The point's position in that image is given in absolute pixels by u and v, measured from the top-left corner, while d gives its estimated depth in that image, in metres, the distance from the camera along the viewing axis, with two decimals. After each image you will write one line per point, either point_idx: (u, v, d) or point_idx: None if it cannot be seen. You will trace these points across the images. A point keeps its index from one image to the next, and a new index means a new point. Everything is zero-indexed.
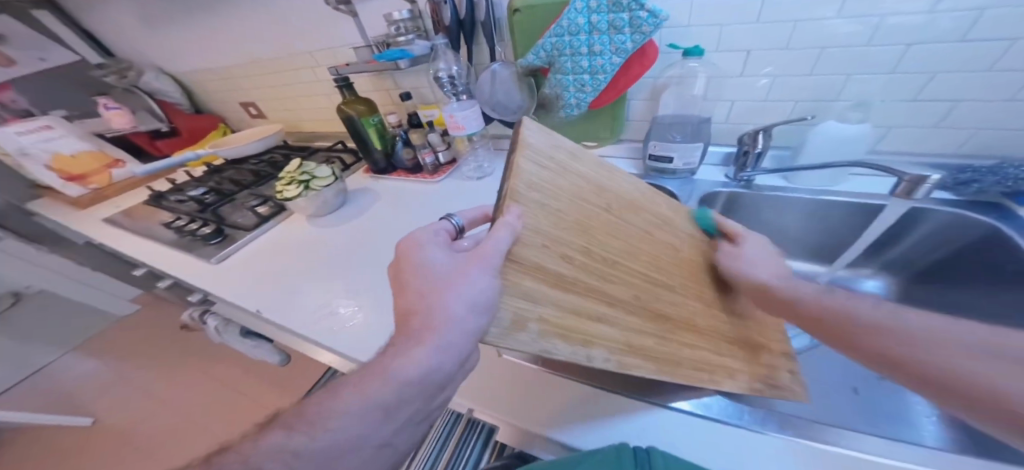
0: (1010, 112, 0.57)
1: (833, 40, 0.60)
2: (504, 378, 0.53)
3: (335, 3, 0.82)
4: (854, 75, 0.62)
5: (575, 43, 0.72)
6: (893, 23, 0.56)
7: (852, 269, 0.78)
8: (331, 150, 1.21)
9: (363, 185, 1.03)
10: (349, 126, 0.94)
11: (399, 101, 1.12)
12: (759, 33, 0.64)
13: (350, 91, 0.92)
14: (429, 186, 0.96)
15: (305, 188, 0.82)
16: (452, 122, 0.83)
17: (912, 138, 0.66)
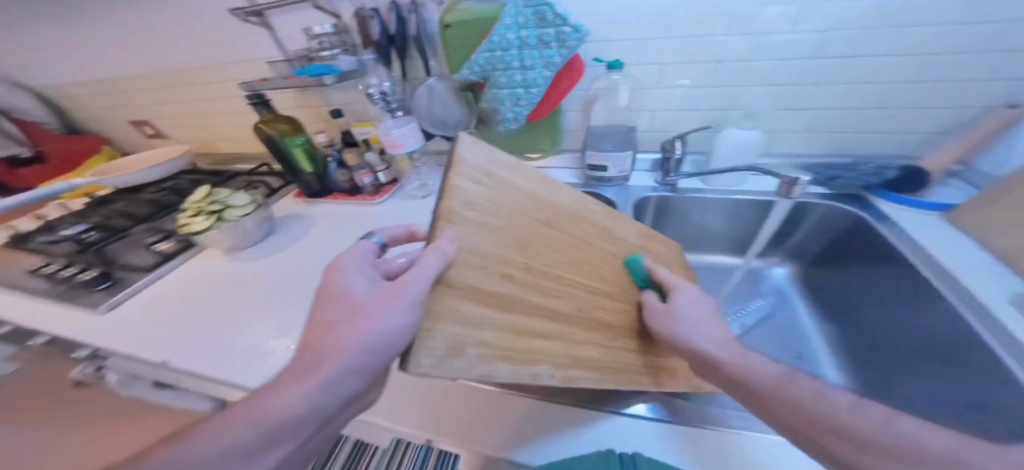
0: (861, 118, 0.55)
1: (729, 54, 0.53)
2: (452, 403, 0.37)
3: (241, 14, 0.66)
4: (748, 86, 0.55)
5: (507, 58, 0.51)
6: (774, 40, 0.51)
7: (760, 258, 0.68)
8: (253, 173, 0.95)
9: (292, 211, 0.83)
10: (271, 149, 0.75)
11: (329, 118, 0.87)
12: (672, 47, 0.54)
13: (268, 108, 0.72)
14: (368, 208, 0.78)
15: (216, 220, 0.67)
16: (389, 141, 0.62)
17: (797, 140, 0.60)
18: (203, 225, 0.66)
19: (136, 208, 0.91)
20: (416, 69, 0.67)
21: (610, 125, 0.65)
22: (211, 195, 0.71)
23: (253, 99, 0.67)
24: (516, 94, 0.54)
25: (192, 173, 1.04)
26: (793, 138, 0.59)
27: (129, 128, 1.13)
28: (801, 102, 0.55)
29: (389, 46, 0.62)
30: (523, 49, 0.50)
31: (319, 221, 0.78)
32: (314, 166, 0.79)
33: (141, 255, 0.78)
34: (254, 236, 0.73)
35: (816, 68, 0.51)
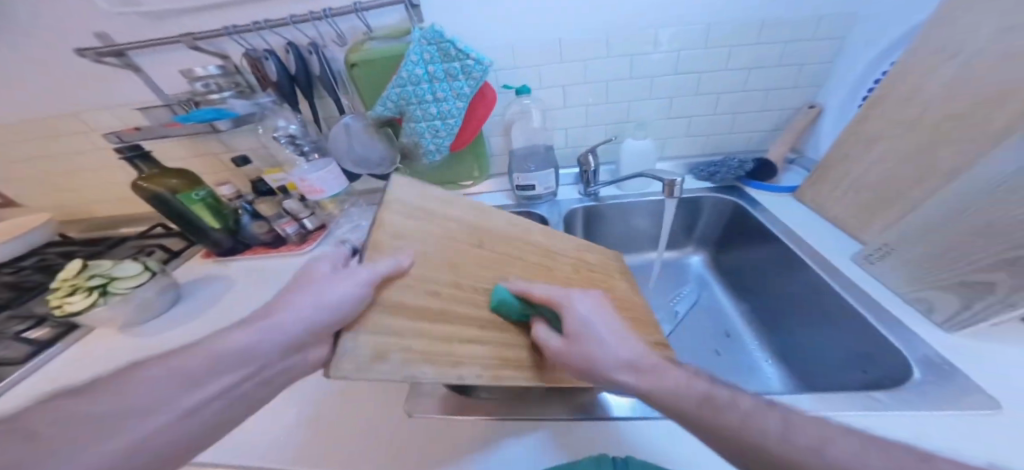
0: (719, 121, 0.68)
1: (614, 74, 0.61)
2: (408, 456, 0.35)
3: (92, 54, 0.62)
4: (634, 101, 0.64)
5: (417, 93, 0.52)
6: (645, 62, 0.60)
7: (677, 250, 0.77)
8: (146, 236, 0.83)
9: (201, 275, 0.73)
10: (163, 207, 0.66)
11: (233, 167, 0.79)
12: (566, 71, 0.61)
13: (152, 162, 0.65)
14: (294, 259, 0.73)
15: (101, 295, 0.58)
16: (306, 186, 0.60)
17: (681, 145, 0.71)
18: (78, 306, 0.56)
19: None
20: (328, 107, 0.66)
21: (529, 145, 0.68)
22: (88, 269, 0.61)
23: (130, 153, 0.61)
24: (434, 127, 0.55)
25: (61, 244, 0.87)
26: (677, 143, 0.71)
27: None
28: (679, 112, 0.66)
29: (292, 86, 0.60)
30: (433, 84, 0.52)
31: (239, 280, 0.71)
32: (223, 222, 0.73)
33: (3, 348, 0.64)
34: (154, 308, 0.64)
35: (687, 84, 0.63)
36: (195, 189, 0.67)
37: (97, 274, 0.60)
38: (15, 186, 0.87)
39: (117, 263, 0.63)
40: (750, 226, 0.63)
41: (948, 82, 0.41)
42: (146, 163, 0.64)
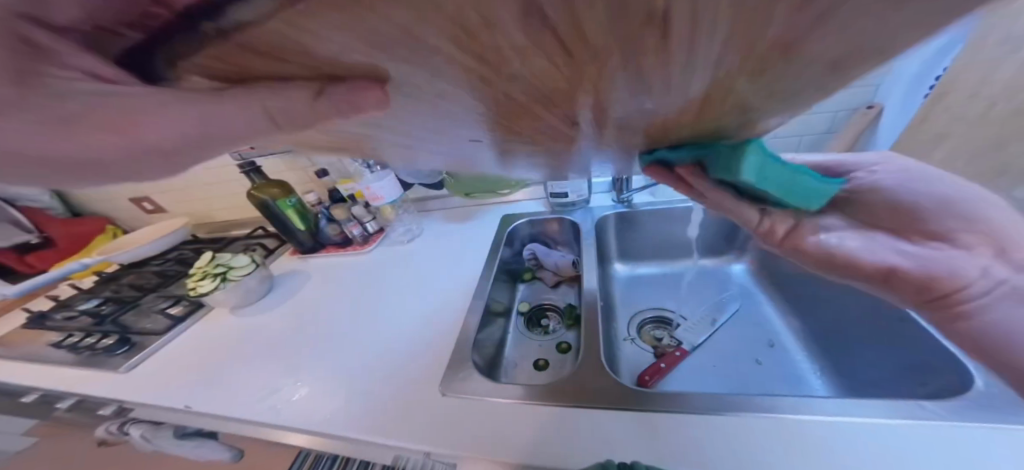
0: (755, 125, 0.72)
1: None
2: (489, 422, 0.47)
3: None
4: None
5: None
6: None
7: (715, 260, 0.83)
8: (250, 237, 1.03)
9: (289, 268, 0.89)
10: (264, 210, 0.83)
11: (317, 178, 0.96)
12: None
13: (262, 175, 0.83)
14: (360, 257, 0.87)
15: (221, 281, 0.75)
16: (371, 193, 0.80)
17: None
18: (207, 287, 0.74)
19: (143, 280, 0.98)
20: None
21: None
22: (215, 260, 0.80)
23: (248, 168, 0.79)
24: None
25: (191, 242, 1.11)
26: None
27: (127, 205, 1.21)
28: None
29: None
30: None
31: (318, 275, 0.84)
32: (306, 224, 0.88)
33: (153, 319, 0.85)
34: (256, 293, 0.79)
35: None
36: (290, 196, 0.84)
37: (221, 263, 0.78)
38: (167, 195, 1.14)
39: (233, 256, 0.81)
40: None
41: None
42: (258, 176, 0.82)
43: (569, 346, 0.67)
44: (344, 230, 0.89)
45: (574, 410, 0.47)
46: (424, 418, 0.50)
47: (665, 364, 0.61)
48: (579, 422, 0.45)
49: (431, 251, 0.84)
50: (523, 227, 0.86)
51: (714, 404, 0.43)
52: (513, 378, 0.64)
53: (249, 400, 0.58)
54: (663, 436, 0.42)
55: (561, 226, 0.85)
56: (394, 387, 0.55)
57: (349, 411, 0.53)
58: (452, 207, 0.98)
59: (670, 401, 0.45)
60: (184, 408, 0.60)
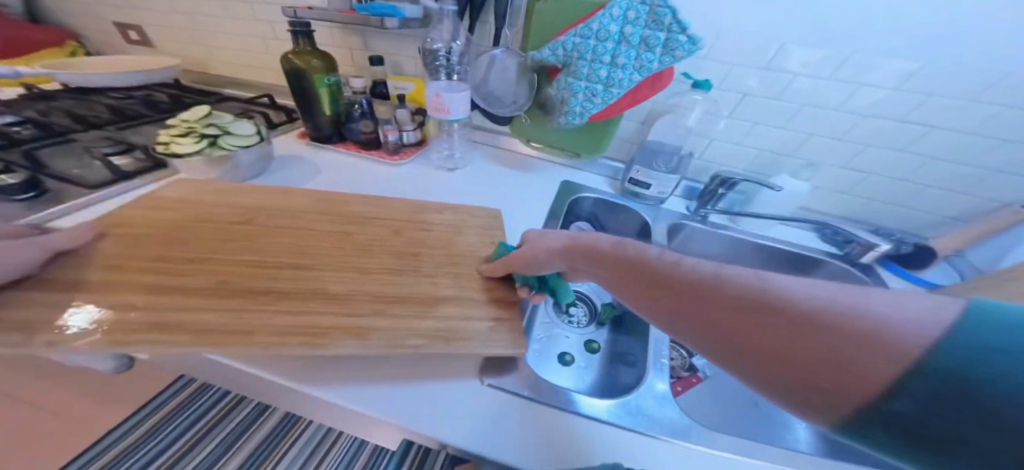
0: (907, 192, 0.68)
1: (870, 76, 0.58)
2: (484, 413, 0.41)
3: None
4: (803, 106, 0.64)
5: (599, 49, 0.62)
6: (798, 85, 0.62)
7: None
8: (254, 104, 0.97)
9: (296, 153, 0.82)
10: (296, 82, 0.75)
11: (365, 66, 0.93)
12: (760, 78, 0.63)
13: (309, 42, 0.72)
14: (387, 169, 0.80)
15: (208, 145, 0.63)
16: (435, 102, 0.71)
17: (826, 199, 0.74)
18: (189, 149, 0.61)
19: (90, 112, 0.86)
20: (485, 32, 0.78)
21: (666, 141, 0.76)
22: (209, 118, 0.67)
23: (297, 28, 0.69)
24: (593, 90, 0.65)
25: (224, 99, 0.97)
26: (826, 196, 0.74)
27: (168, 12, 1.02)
28: (860, 164, 0.67)
29: (468, 3, 0.72)
30: (620, 44, 0.61)
31: (326, 167, 0.79)
32: (334, 109, 0.81)
33: (86, 162, 0.69)
34: (252, 169, 0.70)
35: (897, 137, 0.62)
36: (329, 73, 0.75)
37: (215, 124, 0.66)
38: (168, 43, 1.10)
39: (232, 120, 0.68)
40: None
41: None
42: (304, 42, 0.72)
43: (599, 348, 0.66)
44: (378, 131, 0.81)
45: (610, 426, 0.41)
46: (450, 390, 0.42)
47: (682, 388, 0.65)
48: (587, 428, 0.40)
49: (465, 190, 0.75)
50: (587, 200, 0.80)
51: (714, 438, 0.41)
52: (544, 371, 0.58)
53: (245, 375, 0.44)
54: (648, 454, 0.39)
55: (627, 219, 0.79)
56: (415, 365, 0.45)
57: (379, 386, 0.42)
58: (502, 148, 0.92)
59: (676, 430, 0.41)
60: (117, 194, 0.62)
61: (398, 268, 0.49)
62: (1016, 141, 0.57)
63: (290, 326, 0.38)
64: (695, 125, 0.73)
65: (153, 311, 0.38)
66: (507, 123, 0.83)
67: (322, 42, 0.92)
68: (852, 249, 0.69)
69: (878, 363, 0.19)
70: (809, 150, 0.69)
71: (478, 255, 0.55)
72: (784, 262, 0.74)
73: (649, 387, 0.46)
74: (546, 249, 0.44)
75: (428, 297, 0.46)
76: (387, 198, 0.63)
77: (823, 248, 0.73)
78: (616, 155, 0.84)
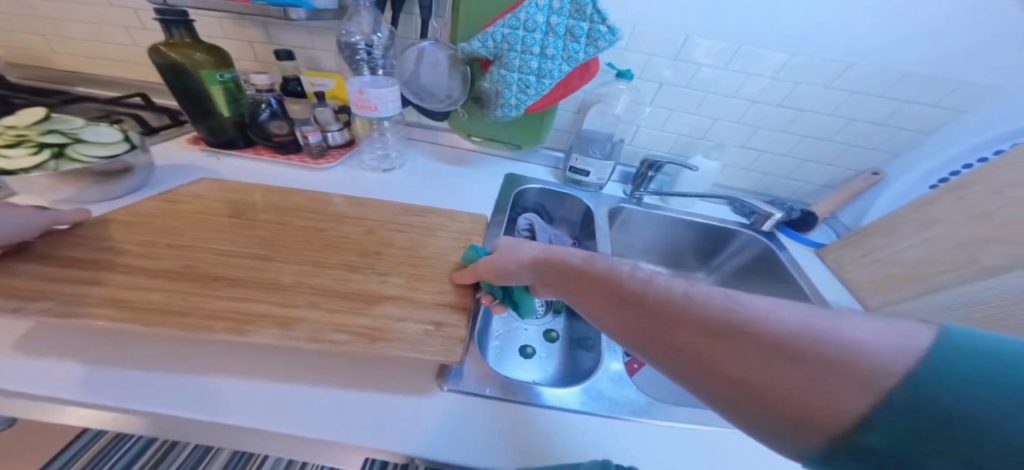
0: (791, 167, 0.81)
1: (758, 70, 0.67)
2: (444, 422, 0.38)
3: None
4: (709, 95, 0.72)
5: (528, 40, 0.62)
6: (703, 76, 0.70)
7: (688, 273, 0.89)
8: (126, 105, 0.80)
9: (191, 161, 0.69)
10: (176, 79, 0.62)
11: (272, 59, 0.81)
12: (673, 69, 0.70)
13: (190, 29, 0.60)
14: (312, 173, 0.71)
15: (53, 157, 0.49)
16: (360, 98, 0.64)
17: (733, 177, 0.85)
18: (21, 164, 0.47)
19: None
20: (409, 23, 0.74)
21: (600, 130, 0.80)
22: (51, 124, 0.53)
23: (172, 16, 0.57)
24: (527, 81, 0.66)
25: (80, 99, 0.78)
26: (734, 174, 0.85)
27: None
28: (757, 144, 0.78)
29: None
30: (548, 35, 0.62)
31: (232, 175, 0.67)
32: (235, 110, 0.69)
33: None
34: (126, 186, 0.56)
35: (782, 121, 0.73)
36: (221, 69, 0.63)
37: (57, 131, 0.51)
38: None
39: (88, 125, 0.55)
40: (767, 264, 0.78)
41: (927, 240, 0.58)
42: (183, 30, 0.60)
43: (557, 336, 0.66)
44: (295, 132, 0.72)
45: (572, 413, 0.41)
46: (406, 400, 0.39)
47: (638, 364, 0.69)
48: (552, 419, 0.40)
49: (405, 189, 0.70)
50: (532, 191, 0.81)
51: (669, 411, 0.43)
52: (505, 368, 0.57)
53: (155, 391, 0.36)
54: (610, 439, 0.39)
55: (572, 207, 0.82)
56: (368, 373, 0.41)
57: (318, 413, 0.37)
58: (441, 145, 0.88)
59: (632, 407, 0.43)
60: None
61: (337, 276, 0.45)
62: (862, 121, 0.71)
63: (220, 314, 0.38)
64: (623, 114, 0.78)
65: (90, 304, 0.36)
66: (444, 118, 0.80)
67: (210, 33, 0.78)
68: (756, 219, 0.79)
69: (852, 395, 0.20)
70: (716, 133, 0.78)
71: (422, 255, 0.51)
72: (708, 235, 0.83)
73: (605, 369, 0.47)
74: (517, 261, 0.43)
75: (366, 291, 0.43)
76: (318, 202, 0.57)
77: (737, 220, 0.83)
78: (555, 145, 0.87)
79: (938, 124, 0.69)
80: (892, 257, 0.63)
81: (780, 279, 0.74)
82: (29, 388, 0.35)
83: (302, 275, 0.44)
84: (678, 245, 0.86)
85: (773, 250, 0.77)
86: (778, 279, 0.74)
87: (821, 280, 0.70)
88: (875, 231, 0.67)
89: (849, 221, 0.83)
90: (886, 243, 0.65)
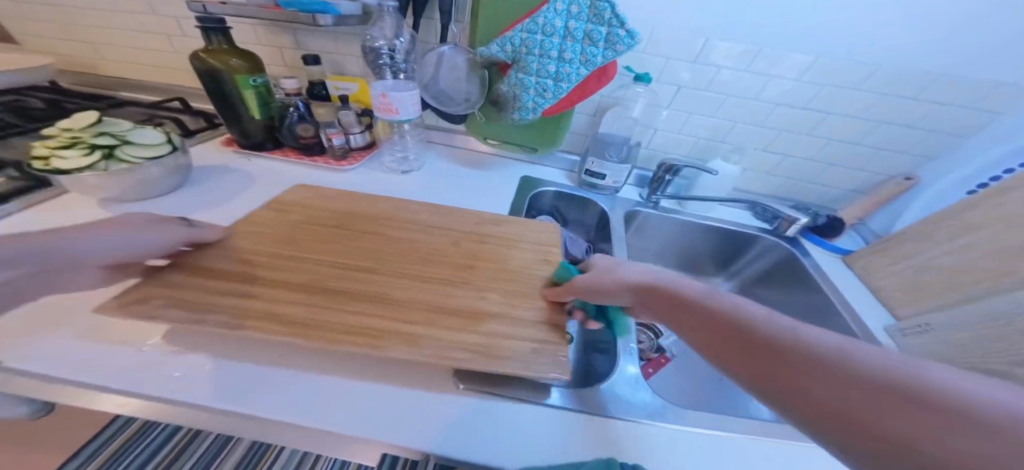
0: (816, 172, 0.78)
1: (782, 72, 0.66)
2: (460, 419, 0.38)
3: None
4: (730, 97, 0.71)
5: (546, 44, 0.63)
6: (723, 79, 0.69)
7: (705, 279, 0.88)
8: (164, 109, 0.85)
9: (222, 162, 0.73)
10: (213, 85, 0.66)
11: (299, 65, 0.85)
12: (692, 72, 0.69)
13: (226, 37, 0.64)
14: (334, 174, 0.74)
15: (102, 157, 0.53)
16: (383, 102, 0.66)
17: (754, 181, 0.83)
18: (74, 163, 0.51)
19: None
20: (429, 29, 0.76)
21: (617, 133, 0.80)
22: (102, 126, 0.57)
23: (211, 24, 0.61)
24: (544, 85, 0.66)
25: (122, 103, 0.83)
26: (755, 178, 0.83)
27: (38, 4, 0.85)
28: (779, 147, 0.76)
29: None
30: (566, 39, 0.63)
31: (260, 175, 0.70)
32: (265, 114, 0.72)
33: None
34: (165, 184, 0.60)
35: (807, 123, 0.71)
36: (253, 74, 0.66)
37: (107, 133, 0.55)
38: (38, 39, 0.91)
39: (134, 127, 0.58)
40: (789, 271, 0.76)
41: (963, 248, 0.56)
42: (219, 37, 0.63)
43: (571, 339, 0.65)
44: (320, 135, 0.75)
45: (589, 416, 0.40)
46: (425, 396, 0.39)
47: (653, 369, 0.67)
48: (567, 420, 0.39)
49: (423, 191, 0.72)
50: (547, 194, 0.81)
51: (687, 416, 0.42)
52: None
53: (184, 377, 0.37)
54: (628, 444, 0.39)
55: (587, 210, 0.82)
56: (386, 369, 0.42)
57: (338, 406, 0.37)
58: (458, 148, 0.89)
59: (649, 411, 0.42)
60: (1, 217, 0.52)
61: (358, 273, 0.46)
62: (893, 124, 0.68)
63: (248, 309, 0.39)
64: (640, 117, 0.78)
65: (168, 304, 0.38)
66: (462, 121, 0.81)
67: (242, 41, 0.83)
68: (778, 223, 0.77)
69: None
70: (736, 136, 0.76)
71: (443, 254, 0.52)
72: (728, 240, 0.81)
73: (621, 373, 0.47)
74: (615, 279, 0.42)
75: (385, 288, 0.44)
76: (340, 201, 0.60)
77: (757, 225, 0.81)
78: (571, 148, 0.87)
79: (977, 127, 0.66)
80: (926, 265, 0.60)
81: (803, 286, 0.71)
82: (67, 371, 0.36)
83: (328, 270, 0.46)
84: (696, 250, 0.85)
85: (796, 256, 0.74)
86: (802, 286, 0.72)
87: (847, 288, 0.67)
88: (906, 238, 0.64)
89: (878, 227, 0.80)
90: (918, 251, 0.62)
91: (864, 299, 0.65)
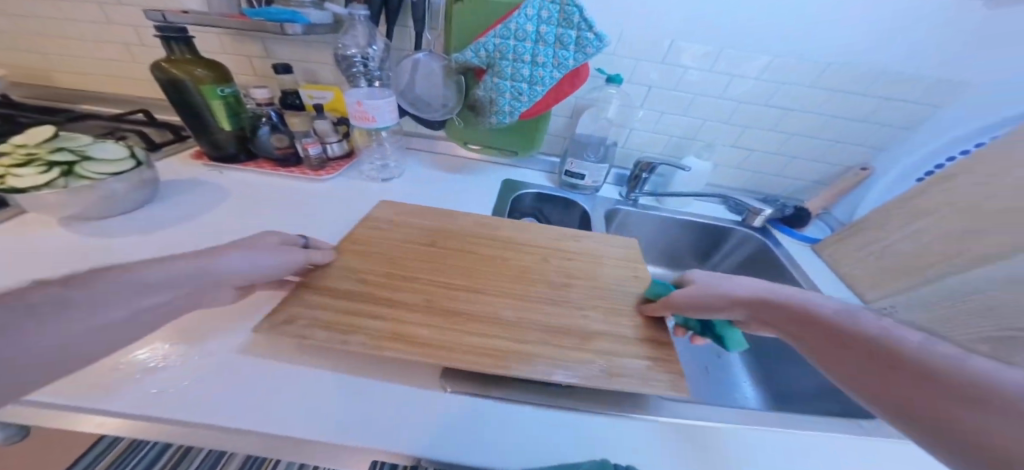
0: (783, 165, 0.82)
1: (745, 70, 0.69)
2: (438, 424, 0.37)
3: None
4: (699, 96, 0.73)
5: (518, 49, 0.64)
6: (691, 78, 0.71)
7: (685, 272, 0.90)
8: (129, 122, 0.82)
9: (193, 175, 0.71)
10: (179, 97, 0.64)
11: (271, 75, 0.84)
12: (662, 72, 0.71)
13: (189, 47, 0.62)
14: (311, 184, 0.73)
15: (59, 173, 0.51)
16: (358, 110, 0.66)
17: (726, 176, 0.86)
18: (29, 181, 0.49)
19: None
20: (403, 36, 0.76)
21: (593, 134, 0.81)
22: (59, 141, 0.54)
23: (172, 33, 0.60)
24: (519, 88, 0.67)
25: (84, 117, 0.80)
26: (726, 173, 0.86)
27: None
28: (747, 142, 0.79)
29: (381, 7, 0.69)
30: (537, 43, 0.64)
31: (232, 187, 0.69)
32: (236, 124, 0.70)
33: None
34: (131, 200, 0.58)
35: (771, 119, 0.74)
36: (220, 84, 0.65)
37: (65, 149, 0.53)
38: None
39: (95, 142, 0.56)
40: (762, 261, 0.79)
41: (918, 232, 0.59)
42: (181, 48, 0.62)
43: None
44: (295, 145, 0.73)
45: (571, 413, 0.40)
46: (403, 401, 0.38)
47: None
48: (549, 418, 0.39)
49: (402, 197, 0.72)
50: (527, 196, 0.82)
51: (669, 408, 0.42)
52: None
53: (133, 395, 0.34)
54: (612, 439, 0.38)
55: (568, 210, 0.83)
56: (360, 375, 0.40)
57: (307, 416, 0.35)
58: (437, 153, 0.89)
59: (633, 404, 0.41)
60: None
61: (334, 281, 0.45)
62: (850, 117, 0.72)
63: None
64: (615, 117, 0.80)
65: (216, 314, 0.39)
66: (440, 127, 0.81)
67: (212, 52, 0.81)
68: (747, 216, 0.80)
69: None
70: (707, 133, 0.79)
71: (423, 257, 0.51)
72: (705, 233, 0.84)
73: None
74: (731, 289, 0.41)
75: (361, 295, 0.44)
76: None
77: (731, 218, 0.84)
78: (550, 150, 0.88)
79: (924, 119, 0.70)
80: (886, 250, 0.63)
81: (777, 275, 0.74)
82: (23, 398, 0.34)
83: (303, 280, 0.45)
84: (675, 244, 0.87)
85: (767, 246, 0.77)
86: (776, 275, 0.75)
87: (817, 274, 0.70)
88: (867, 224, 0.68)
89: (842, 216, 0.84)
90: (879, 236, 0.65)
91: (833, 285, 0.68)
